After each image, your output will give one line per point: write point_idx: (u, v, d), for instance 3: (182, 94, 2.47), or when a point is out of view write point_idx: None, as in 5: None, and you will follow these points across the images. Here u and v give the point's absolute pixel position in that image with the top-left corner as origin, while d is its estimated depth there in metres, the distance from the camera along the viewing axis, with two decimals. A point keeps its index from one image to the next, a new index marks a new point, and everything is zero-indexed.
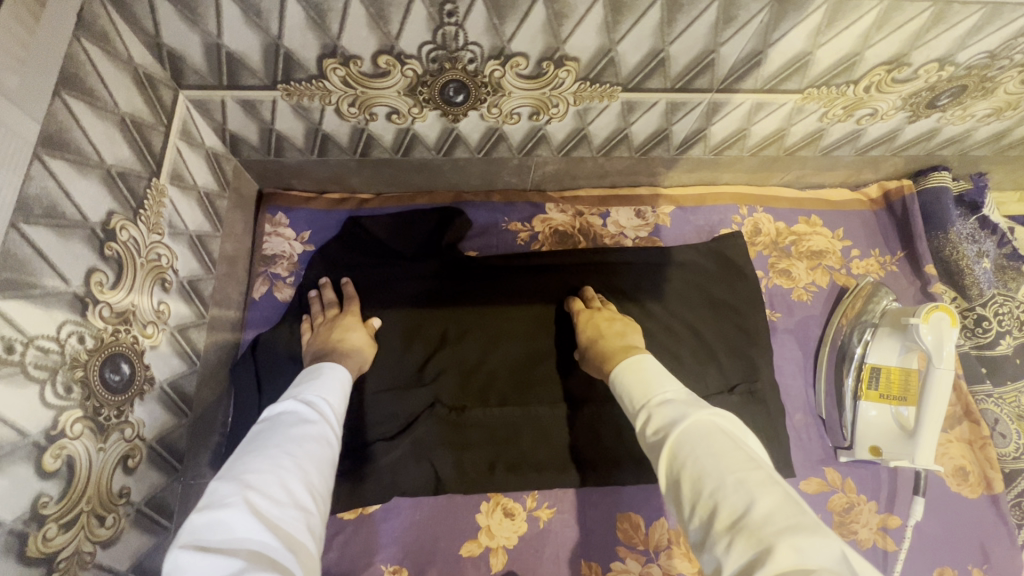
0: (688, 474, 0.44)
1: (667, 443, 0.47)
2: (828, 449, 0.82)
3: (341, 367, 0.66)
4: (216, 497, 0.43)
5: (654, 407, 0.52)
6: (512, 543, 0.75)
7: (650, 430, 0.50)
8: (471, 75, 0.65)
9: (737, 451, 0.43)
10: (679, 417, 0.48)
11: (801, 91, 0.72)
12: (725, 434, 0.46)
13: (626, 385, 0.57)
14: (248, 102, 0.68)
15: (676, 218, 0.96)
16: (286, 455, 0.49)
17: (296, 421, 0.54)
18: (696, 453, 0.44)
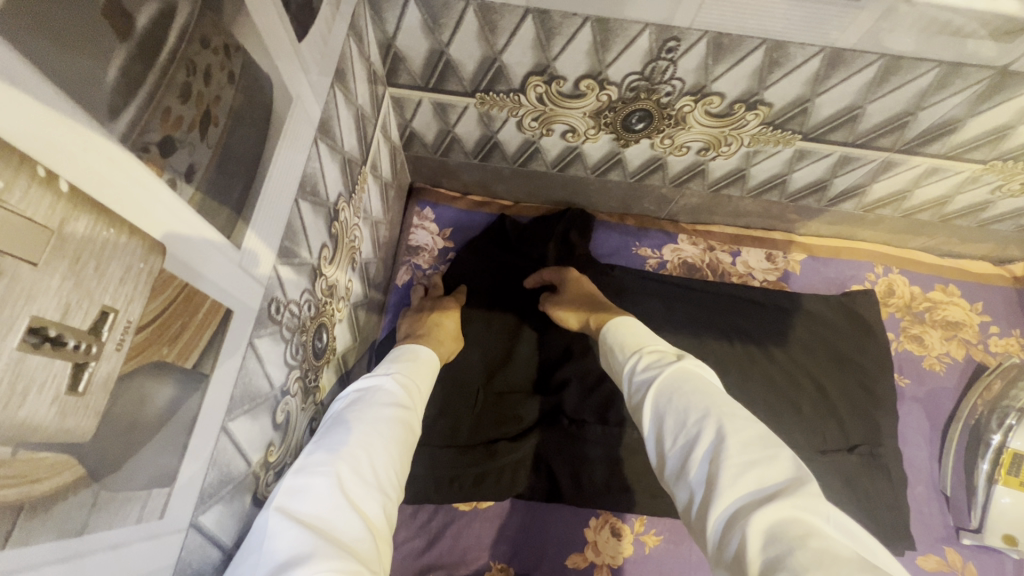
0: (675, 410, 0.48)
1: (656, 381, 0.51)
2: (949, 528, 0.79)
3: (428, 351, 0.68)
4: (307, 468, 0.45)
5: (644, 356, 0.57)
6: (616, 563, 0.76)
7: (638, 374, 0.55)
8: (661, 107, 0.68)
9: (715, 393, 0.48)
10: (669, 363, 0.53)
11: (984, 161, 0.71)
12: (707, 381, 0.50)
13: (619, 341, 0.61)
14: (442, 105, 0.73)
15: (807, 266, 0.95)
16: (371, 424, 0.50)
17: (385, 400, 0.55)
18: (688, 390, 0.49)
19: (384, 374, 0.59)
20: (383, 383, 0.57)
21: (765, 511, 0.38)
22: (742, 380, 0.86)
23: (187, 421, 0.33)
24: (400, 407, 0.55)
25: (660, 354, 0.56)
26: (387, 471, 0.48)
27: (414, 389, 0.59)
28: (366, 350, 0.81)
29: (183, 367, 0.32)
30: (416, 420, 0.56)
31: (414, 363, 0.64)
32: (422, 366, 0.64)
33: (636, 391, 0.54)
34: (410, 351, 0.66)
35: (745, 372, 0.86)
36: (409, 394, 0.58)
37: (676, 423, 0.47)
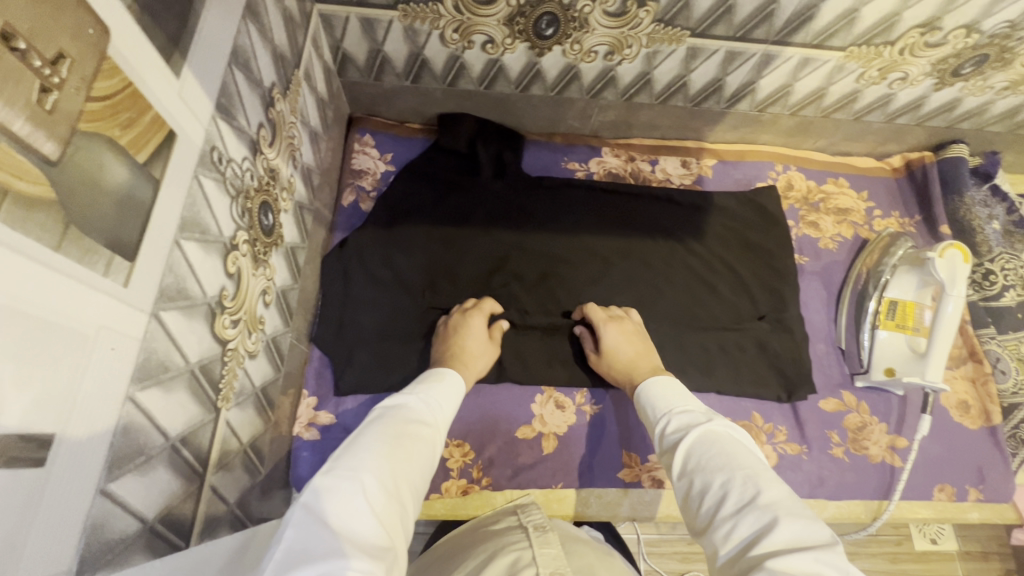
0: (701, 465, 0.54)
1: (685, 443, 0.57)
2: (846, 375, 0.91)
3: (456, 376, 0.73)
4: (337, 470, 0.49)
5: (674, 418, 0.62)
6: (562, 431, 0.85)
7: (672, 437, 0.60)
8: (564, 9, 0.76)
9: (746, 456, 0.53)
10: (697, 426, 0.59)
11: (843, 48, 0.82)
12: (737, 444, 0.55)
13: (649, 401, 0.68)
14: (368, 20, 0.79)
15: (718, 170, 1.06)
16: (400, 437, 0.56)
17: (412, 423, 0.59)
18: (714, 450, 0.54)
19: (415, 399, 0.64)
20: (412, 407, 0.62)
21: (781, 556, 0.42)
22: (664, 269, 0.97)
23: (144, 214, 0.39)
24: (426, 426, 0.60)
25: (688, 417, 0.61)
26: (405, 485, 0.51)
27: (440, 409, 0.64)
28: (318, 261, 0.87)
29: (136, 157, 0.38)
30: (436, 441, 0.61)
31: (438, 380, 0.69)
32: (448, 385, 0.69)
33: (669, 453, 0.59)
34: (438, 370, 0.72)
35: (667, 264, 0.97)
36: (433, 415, 0.63)
37: (706, 484, 0.52)
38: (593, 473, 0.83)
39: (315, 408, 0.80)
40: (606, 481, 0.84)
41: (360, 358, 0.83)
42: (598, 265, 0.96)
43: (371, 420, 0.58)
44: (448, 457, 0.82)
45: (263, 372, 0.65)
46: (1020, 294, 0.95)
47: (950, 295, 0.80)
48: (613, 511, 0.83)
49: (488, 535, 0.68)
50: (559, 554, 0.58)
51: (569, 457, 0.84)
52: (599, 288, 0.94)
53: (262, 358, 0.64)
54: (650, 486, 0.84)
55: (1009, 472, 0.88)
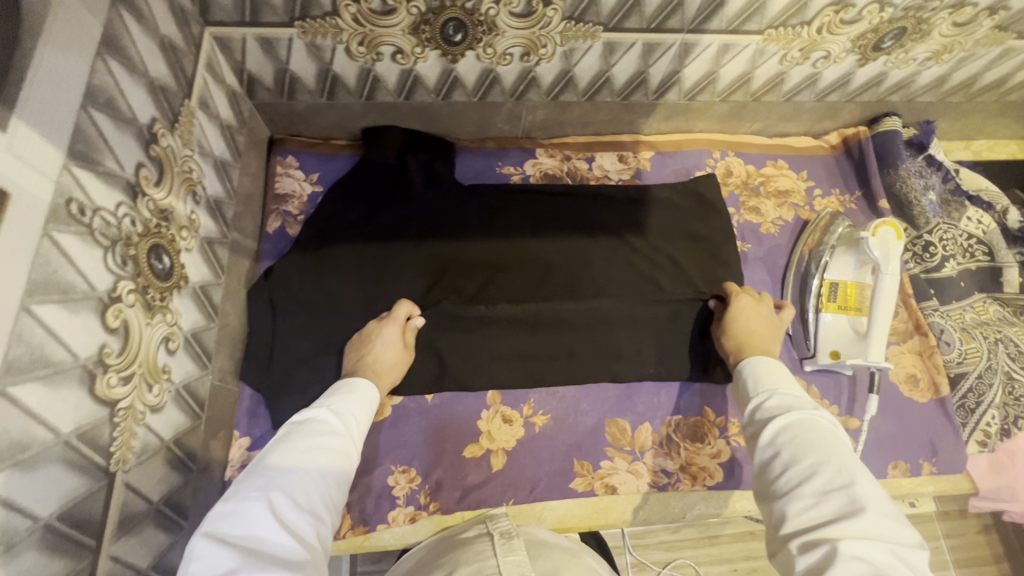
0: (793, 443, 0.52)
1: (783, 418, 0.55)
2: (795, 360, 0.91)
3: (370, 386, 0.70)
4: (242, 495, 0.49)
5: (777, 394, 0.59)
6: (511, 446, 0.83)
7: (770, 408, 0.58)
8: (469, 13, 0.74)
9: (843, 451, 0.50)
10: (800, 408, 0.56)
11: (761, 32, 0.81)
12: (839, 436, 0.52)
13: (753, 375, 0.64)
14: (267, 40, 0.75)
15: (656, 162, 1.04)
16: (303, 452, 0.55)
17: (322, 431, 0.58)
18: (813, 435, 0.52)
19: (327, 408, 0.62)
20: (323, 415, 0.60)
21: (858, 546, 0.42)
22: (607, 268, 0.95)
23: None
24: (334, 435, 0.59)
25: (791, 399, 0.58)
26: (316, 495, 0.52)
27: (352, 416, 0.63)
28: (242, 293, 0.83)
29: None
30: (353, 449, 0.60)
31: (350, 389, 0.67)
32: (362, 394, 0.67)
33: (760, 419, 0.58)
34: (350, 380, 0.69)
35: (610, 263, 0.95)
36: (344, 422, 0.61)
37: (796, 458, 0.51)
38: (546, 486, 0.82)
39: (249, 448, 0.77)
40: (559, 493, 0.82)
41: (293, 392, 0.79)
42: (540, 271, 0.93)
43: (279, 436, 0.58)
44: (393, 484, 0.79)
45: (174, 423, 0.61)
46: (960, 263, 0.97)
47: (884, 270, 0.79)
48: (568, 523, 0.81)
49: (457, 544, 0.66)
50: (525, 559, 0.56)
51: (519, 472, 0.82)
52: (541, 294, 0.91)
53: (171, 409, 0.60)
54: (604, 493, 0.82)
55: (960, 443, 0.88)
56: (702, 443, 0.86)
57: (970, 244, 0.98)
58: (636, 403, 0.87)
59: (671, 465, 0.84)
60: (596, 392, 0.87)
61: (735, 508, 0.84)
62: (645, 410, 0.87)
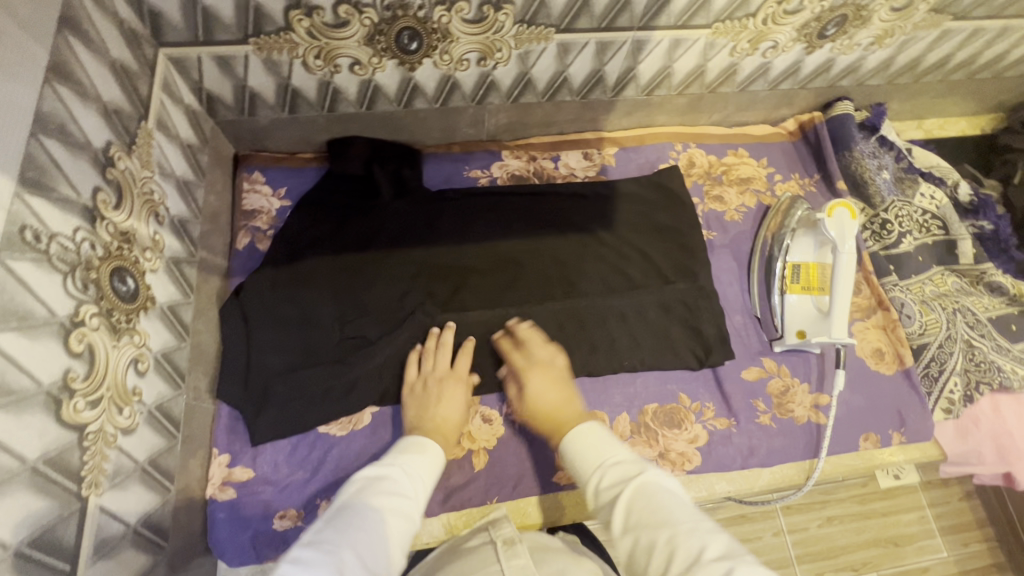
0: (644, 521, 0.53)
1: (620, 499, 0.55)
2: (765, 342, 0.93)
3: (438, 447, 0.71)
4: (316, 547, 0.49)
5: (603, 468, 0.59)
6: (492, 445, 0.84)
7: (603, 491, 0.58)
8: (422, 22, 0.75)
9: (683, 511, 0.53)
10: (624, 481, 0.57)
11: (709, 25, 0.83)
12: (660, 494, 0.54)
13: (574, 450, 0.63)
14: (222, 58, 0.76)
15: (620, 157, 1.06)
16: (378, 513, 0.55)
17: (393, 494, 0.59)
18: (655, 507, 0.53)
19: (399, 469, 0.63)
20: (393, 476, 0.61)
21: None
22: (579, 263, 0.96)
23: None
24: (405, 498, 0.59)
25: (622, 469, 0.58)
26: (382, 556, 0.52)
27: (420, 481, 0.63)
28: (214, 311, 0.83)
29: None
30: (416, 513, 0.60)
31: (421, 449, 0.68)
32: (430, 455, 0.68)
33: (602, 501, 0.57)
34: (420, 438, 0.70)
35: (581, 259, 0.96)
36: (414, 485, 0.62)
37: (655, 543, 0.51)
38: (528, 482, 0.83)
39: (230, 465, 0.77)
40: (542, 487, 0.83)
41: (271, 406, 0.79)
42: (513, 270, 0.95)
43: (347, 492, 0.58)
44: None
45: (149, 445, 0.62)
46: (917, 238, 1.00)
47: (839, 249, 0.82)
48: (552, 516, 0.82)
49: (457, 552, 0.65)
50: (529, 564, 0.56)
51: (502, 470, 0.83)
52: (515, 292, 0.93)
53: (144, 431, 0.61)
54: None
55: (927, 411, 0.91)
56: (678, 429, 0.88)
57: (926, 219, 1.01)
58: (613, 394, 0.89)
59: (651, 452, 0.86)
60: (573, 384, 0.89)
61: (715, 490, 0.85)
62: (622, 400, 0.88)
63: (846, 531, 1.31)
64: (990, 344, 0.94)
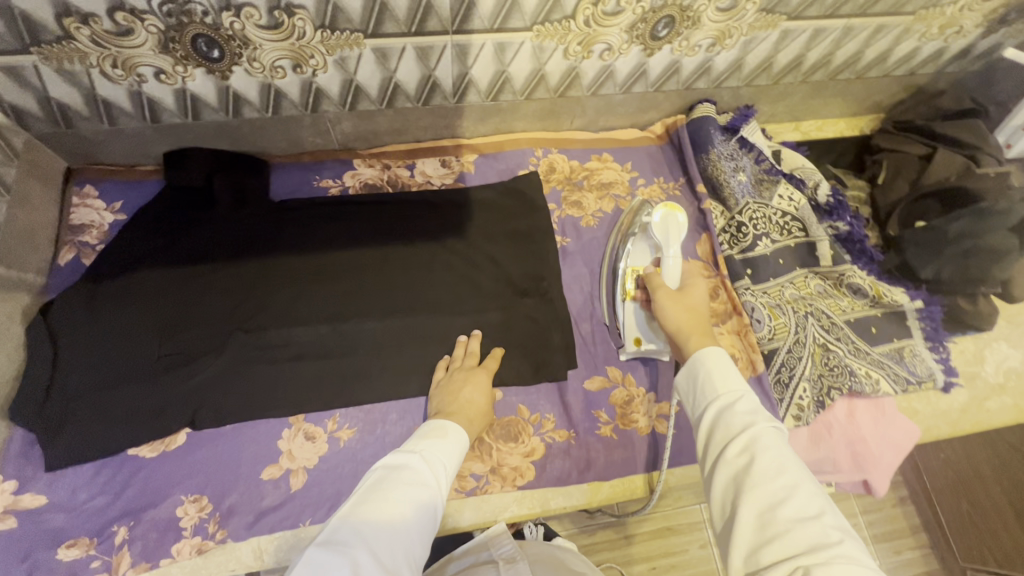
0: (779, 484, 0.49)
1: (751, 428, 0.53)
2: (610, 351, 0.91)
3: (461, 432, 0.70)
4: (328, 547, 0.49)
5: (738, 399, 0.57)
6: (312, 464, 0.81)
7: (738, 413, 0.56)
8: (214, 29, 0.73)
9: (803, 471, 0.51)
10: (762, 419, 0.54)
11: (529, 28, 0.82)
12: (792, 450, 0.52)
13: (709, 369, 0.61)
14: (9, 68, 0.73)
15: (479, 164, 1.04)
16: (393, 502, 0.55)
17: (410, 480, 0.58)
18: (779, 454, 0.51)
19: (420, 454, 0.62)
20: (412, 464, 0.60)
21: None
22: (425, 273, 0.94)
23: None
24: (425, 484, 0.58)
25: (779, 430, 0.54)
26: (393, 550, 0.51)
27: (441, 466, 0.62)
28: (18, 330, 0.79)
29: None
30: (438, 501, 0.59)
31: (442, 435, 0.67)
32: (452, 440, 0.67)
33: (724, 418, 0.56)
34: (440, 424, 0.69)
35: (427, 267, 0.94)
36: (435, 471, 0.61)
37: (765, 481, 0.50)
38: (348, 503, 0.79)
39: (15, 492, 0.74)
40: None
41: (69, 428, 0.76)
42: (353, 279, 0.92)
43: (368, 483, 0.57)
44: (182, 515, 0.76)
45: None
46: (774, 240, 0.98)
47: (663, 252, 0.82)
48: None
49: None
50: None
51: (319, 490, 0.79)
52: (353, 304, 0.90)
53: None
54: None
55: (777, 420, 0.87)
56: (515, 442, 0.84)
57: (785, 221, 0.99)
58: None
59: (481, 467, 0.82)
60: (406, 399, 0.86)
61: (550, 506, 0.83)
62: None
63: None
64: (846, 348, 0.91)
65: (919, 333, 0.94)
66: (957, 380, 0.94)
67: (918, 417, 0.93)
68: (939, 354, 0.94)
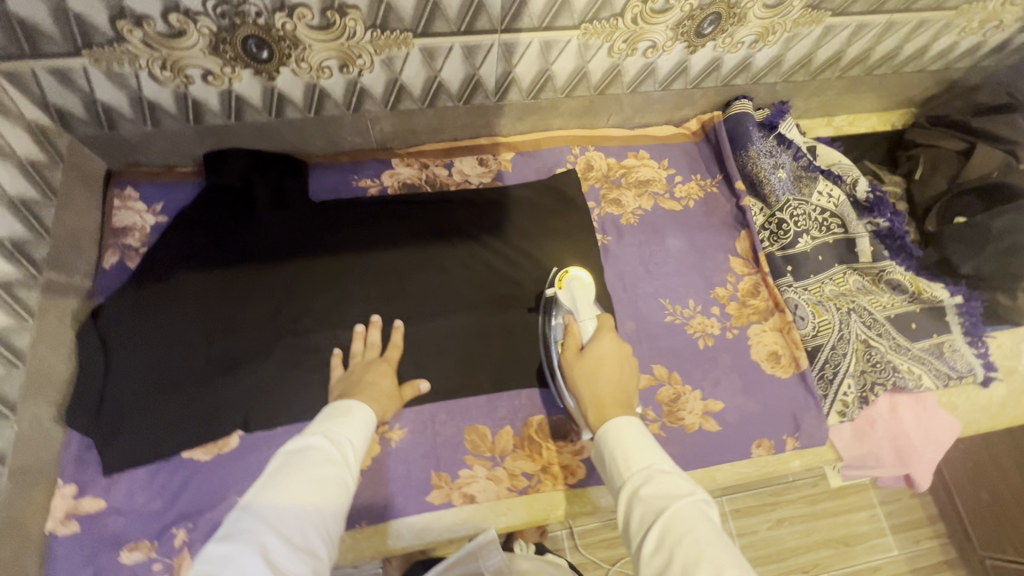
0: (670, 547, 0.47)
1: (638, 497, 0.52)
2: (656, 349, 0.91)
3: (368, 409, 0.71)
4: (233, 536, 0.49)
5: (635, 465, 0.55)
6: (365, 465, 0.81)
7: (632, 483, 0.54)
8: (266, 30, 0.72)
9: (700, 524, 0.48)
10: (647, 484, 0.53)
11: (577, 26, 0.81)
12: (682, 505, 0.49)
13: (613, 448, 0.58)
14: (59, 71, 0.72)
15: (516, 163, 1.04)
16: (296, 482, 0.55)
17: (318, 460, 0.59)
18: (667, 513, 0.49)
19: (324, 434, 0.63)
20: (315, 443, 0.61)
21: None
22: (467, 272, 0.94)
23: None
24: (331, 460, 0.60)
25: (668, 480, 0.53)
26: (304, 526, 0.52)
27: (348, 441, 0.64)
28: (69, 334, 0.79)
29: None
30: (349, 474, 0.61)
31: (345, 415, 0.68)
32: (357, 417, 0.69)
33: (621, 490, 0.55)
34: (342, 403, 0.70)
35: (469, 267, 0.94)
36: (340, 448, 0.62)
37: (655, 544, 0.48)
38: (400, 503, 0.80)
39: (76, 497, 0.74)
40: (415, 508, 0.80)
41: (125, 432, 0.76)
42: (396, 279, 0.92)
43: (271, 467, 0.58)
44: None
45: None
46: (814, 237, 0.98)
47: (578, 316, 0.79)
48: (426, 539, 0.78)
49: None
50: None
51: (372, 491, 0.80)
52: (397, 305, 0.90)
53: None
54: (462, 503, 0.80)
55: (822, 415, 0.89)
56: (564, 441, 0.85)
57: (825, 217, 1.00)
58: (497, 407, 0.86)
59: (532, 467, 0.83)
60: (455, 400, 0.86)
61: (600, 504, 0.83)
62: (507, 413, 0.86)
63: (796, 532, 1.27)
64: (887, 344, 0.92)
65: (957, 328, 0.94)
66: (996, 375, 0.95)
67: (958, 412, 0.93)
68: (979, 349, 0.94)
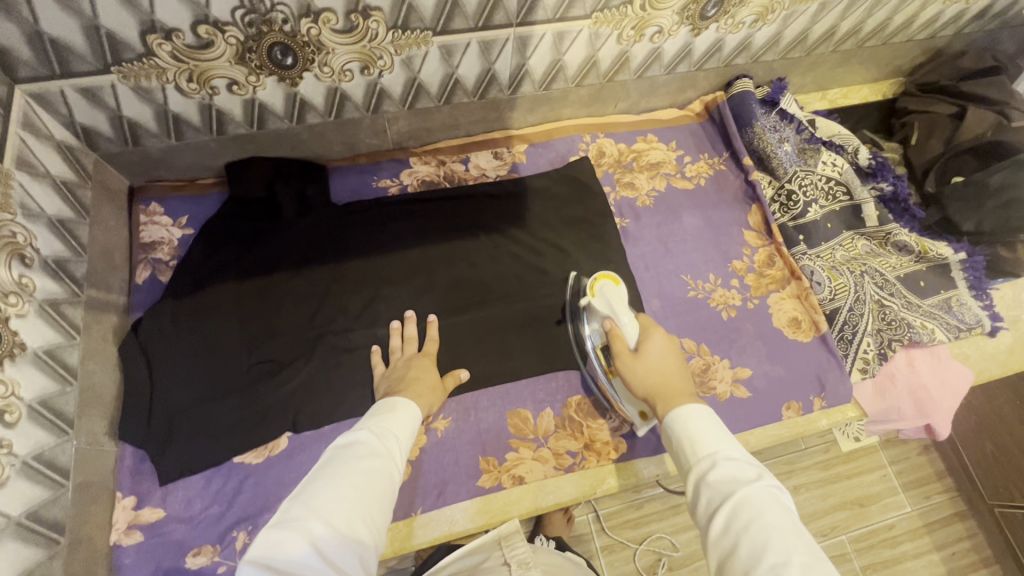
0: (737, 530, 0.50)
1: (705, 479, 0.55)
2: (683, 323, 0.94)
3: (413, 405, 0.72)
4: (284, 523, 0.51)
5: (703, 450, 0.58)
6: (414, 455, 0.83)
7: (700, 465, 0.57)
8: (291, 36, 0.74)
9: (768, 509, 0.50)
10: (715, 468, 0.56)
11: (588, 16, 0.84)
12: (752, 491, 0.52)
13: (681, 434, 0.61)
14: (88, 89, 0.73)
15: (530, 154, 1.06)
16: (345, 474, 0.57)
17: (366, 454, 0.60)
18: (734, 496, 0.52)
19: (370, 429, 0.64)
20: (362, 438, 0.63)
21: None
22: (494, 262, 0.96)
23: None
24: (378, 455, 0.61)
25: (734, 467, 0.55)
26: (352, 518, 0.53)
27: (393, 436, 0.65)
28: (112, 350, 0.80)
29: None
30: (395, 469, 0.62)
31: (391, 410, 0.69)
32: (402, 412, 0.69)
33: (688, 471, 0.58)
34: (390, 400, 0.71)
35: (495, 258, 0.96)
36: (386, 442, 0.63)
37: (721, 523, 0.51)
38: (452, 489, 0.82)
39: (135, 508, 0.75)
40: (467, 493, 0.82)
41: (177, 442, 0.78)
42: (425, 274, 0.94)
43: (321, 461, 0.60)
44: None
45: (26, 498, 0.63)
46: (822, 206, 1.03)
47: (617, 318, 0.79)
48: (481, 521, 0.81)
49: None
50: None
51: (424, 480, 0.82)
52: (429, 299, 0.92)
53: (16, 484, 0.62)
54: (512, 485, 0.83)
55: (844, 374, 0.92)
56: (603, 418, 0.88)
57: (830, 186, 1.04)
58: (535, 391, 0.89)
59: (575, 445, 0.86)
60: (494, 387, 0.89)
61: (644, 475, 0.86)
62: (546, 396, 0.89)
63: (813, 498, 1.31)
64: (899, 302, 0.96)
65: (962, 282, 0.99)
66: (1003, 324, 1.00)
67: (970, 362, 0.97)
68: (984, 302, 0.98)
